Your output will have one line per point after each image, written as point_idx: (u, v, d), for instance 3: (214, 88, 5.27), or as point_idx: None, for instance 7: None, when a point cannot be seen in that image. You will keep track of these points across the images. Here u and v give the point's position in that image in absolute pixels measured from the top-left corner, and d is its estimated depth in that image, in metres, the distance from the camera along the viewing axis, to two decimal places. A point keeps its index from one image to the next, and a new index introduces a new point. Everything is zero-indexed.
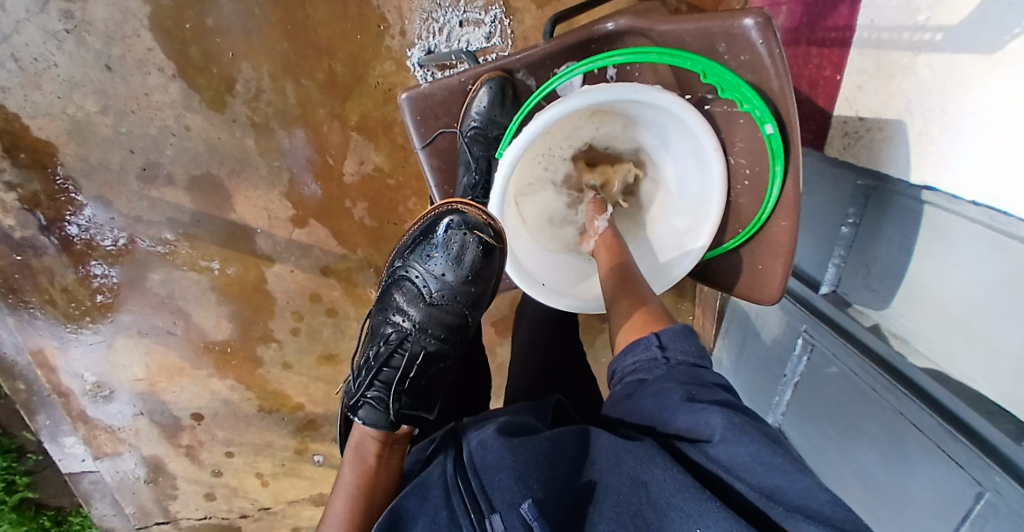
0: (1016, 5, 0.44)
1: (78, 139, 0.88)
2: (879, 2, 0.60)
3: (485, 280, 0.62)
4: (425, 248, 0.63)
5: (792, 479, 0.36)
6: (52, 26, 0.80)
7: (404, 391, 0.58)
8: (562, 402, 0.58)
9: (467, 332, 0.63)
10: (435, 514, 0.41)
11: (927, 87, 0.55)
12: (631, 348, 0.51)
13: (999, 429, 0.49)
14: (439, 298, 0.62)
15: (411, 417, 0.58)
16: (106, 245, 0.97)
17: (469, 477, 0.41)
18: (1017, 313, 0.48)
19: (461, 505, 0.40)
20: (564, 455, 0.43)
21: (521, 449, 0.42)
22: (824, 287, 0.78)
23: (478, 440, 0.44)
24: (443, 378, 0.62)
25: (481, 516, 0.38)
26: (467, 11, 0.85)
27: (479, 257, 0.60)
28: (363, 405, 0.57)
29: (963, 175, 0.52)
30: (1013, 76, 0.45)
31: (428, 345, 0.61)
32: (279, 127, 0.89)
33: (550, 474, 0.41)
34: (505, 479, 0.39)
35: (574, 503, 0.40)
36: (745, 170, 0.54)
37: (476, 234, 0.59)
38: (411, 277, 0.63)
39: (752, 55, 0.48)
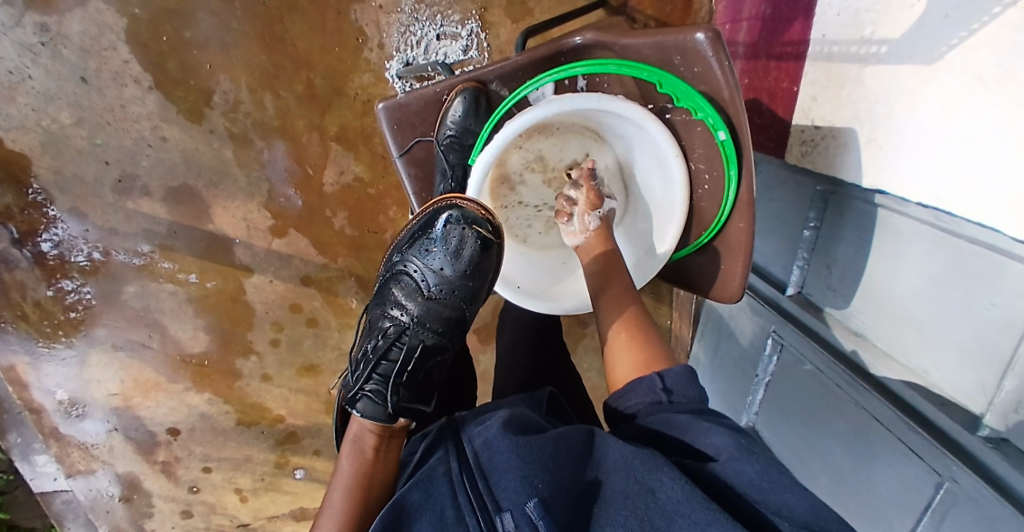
0: (950, 18, 0.47)
1: (52, 152, 0.87)
2: (829, 18, 0.64)
3: (485, 273, 0.61)
4: (423, 242, 0.61)
5: (799, 496, 0.37)
6: (27, 40, 0.80)
7: (403, 384, 0.57)
8: (554, 394, 0.59)
9: (464, 327, 0.62)
10: (442, 512, 0.42)
11: (873, 97, 0.59)
12: (634, 388, 0.51)
13: (954, 418, 0.52)
14: (438, 292, 0.61)
15: (409, 410, 0.56)
16: (78, 261, 0.96)
17: (476, 478, 0.43)
18: (962, 305, 0.52)
19: (467, 504, 0.41)
20: (568, 453, 0.44)
21: (528, 449, 0.43)
22: (791, 288, 0.81)
23: (483, 439, 0.46)
24: (441, 371, 0.61)
25: (488, 516, 0.40)
26: (444, 25, 0.87)
27: (477, 251, 0.59)
28: (361, 398, 0.55)
29: (909, 179, 0.55)
30: (950, 84, 0.49)
31: (426, 338, 0.60)
32: (258, 139, 0.90)
33: (556, 472, 0.42)
34: (512, 481, 0.41)
35: (580, 502, 0.41)
36: (705, 175, 0.57)
37: (475, 229, 0.58)
38: (409, 271, 0.61)
39: (704, 68, 0.51)
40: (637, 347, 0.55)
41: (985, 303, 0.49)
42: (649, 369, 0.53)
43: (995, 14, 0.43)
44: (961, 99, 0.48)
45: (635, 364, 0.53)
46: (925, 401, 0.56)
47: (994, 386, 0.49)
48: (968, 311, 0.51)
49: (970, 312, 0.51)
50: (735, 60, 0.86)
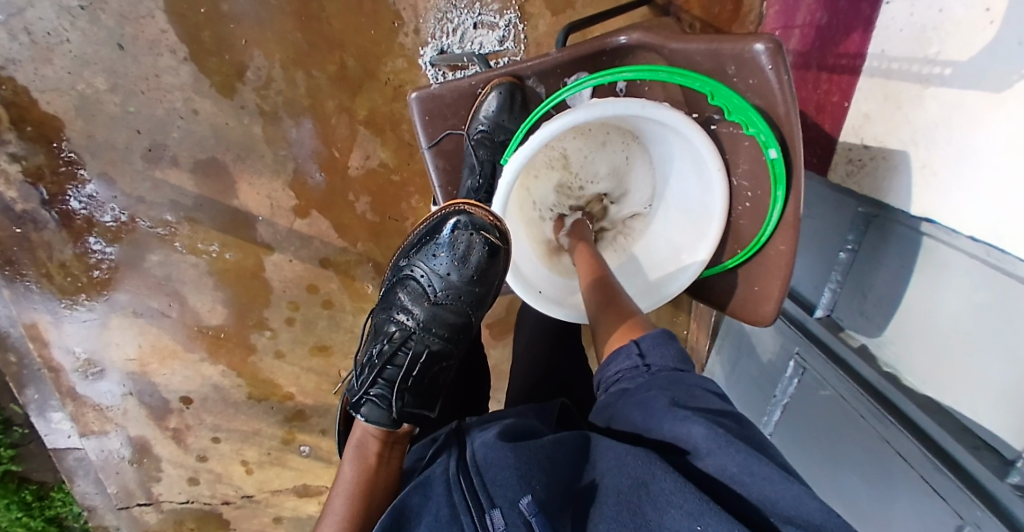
0: None
1: (85, 116, 0.88)
2: (891, 33, 0.60)
3: (491, 279, 0.60)
4: (430, 247, 0.60)
5: (779, 487, 0.36)
6: (67, 2, 0.81)
7: (408, 389, 0.55)
8: (567, 405, 0.57)
9: (470, 333, 0.61)
10: (437, 511, 0.40)
11: (934, 120, 0.55)
12: (613, 358, 0.51)
13: (984, 463, 0.50)
14: (444, 297, 0.60)
15: (413, 416, 0.55)
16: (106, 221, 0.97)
17: (471, 474, 0.41)
18: (1006, 348, 0.50)
19: (461, 502, 0.39)
20: (564, 458, 0.44)
21: (525, 450, 0.42)
22: (818, 311, 0.78)
23: (481, 440, 0.45)
24: (446, 378, 0.59)
25: (482, 513, 0.38)
26: (481, 14, 0.85)
27: (485, 257, 0.58)
28: (366, 402, 0.54)
29: (966, 213, 0.52)
30: (1022, 116, 0.45)
31: (432, 344, 0.59)
32: (287, 117, 0.89)
33: (552, 474, 0.41)
34: (507, 477, 0.39)
35: (572, 502, 0.41)
36: (748, 192, 0.54)
37: (483, 235, 0.57)
38: (415, 275, 0.61)
39: (760, 80, 0.47)
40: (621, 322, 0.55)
41: None
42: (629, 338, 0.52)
43: None
44: None
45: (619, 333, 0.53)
46: (953, 442, 0.54)
47: None
48: (1011, 354, 0.50)
49: (1011, 355, 0.50)
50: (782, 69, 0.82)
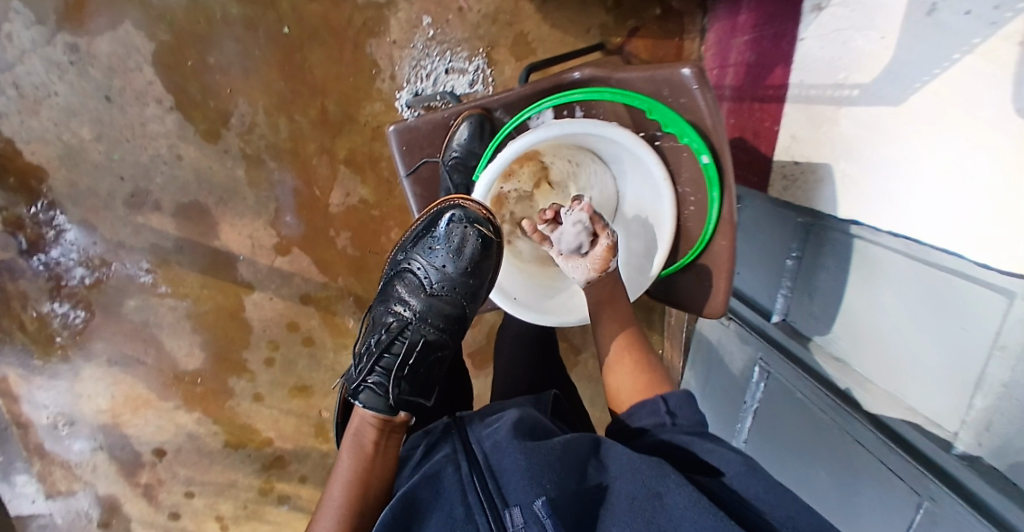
0: (917, 62, 0.53)
1: (69, 165, 0.92)
2: (806, 65, 0.70)
3: (486, 271, 0.61)
4: (427, 240, 0.61)
5: (801, 509, 0.41)
6: (57, 58, 0.86)
7: (404, 378, 0.56)
8: (558, 396, 0.64)
9: (465, 324, 0.62)
10: (451, 509, 0.43)
11: (847, 135, 0.64)
12: (639, 411, 0.54)
13: (931, 438, 0.57)
14: (440, 288, 0.60)
15: (410, 404, 0.56)
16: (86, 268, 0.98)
17: (486, 478, 0.44)
18: (936, 333, 0.58)
19: (476, 502, 0.43)
20: (575, 455, 0.46)
21: (537, 452, 0.44)
22: (775, 316, 0.85)
23: (492, 441, 0.47)
24: (442, 368, 0.60)
25: (498, 515, 0.42)
26: (452, 61, 0.91)
27: (479, 250, 0.60)
28: (364, 390, 0.55)
29: (886, 214, 0.59)
30: (918, 124, 0.54)
31: (428, 334, 0.59)
32: (270, 159, 0.93)
33: (565, 473, 0.44)
34: (519, 481, 0.43)
35: (584, 505, 0.43)
36: (690, 199, 0.60)
37: (477, 227, 0.59)
38: (413, 268, 0.62)
39: (690, 99, 0.56)
40: (640, 373, 0.58)
41: (958, 329, 0.55)
42: (652, 394, 0.56)
43: (955, 60, 0.48)
44: (931, 140, 0.52)
45: (638, 388, 0.57)
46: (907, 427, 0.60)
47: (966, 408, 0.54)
48: (942, 337, 0.57)
49: (941, 339, 0.57)
50: (722, 103, 0.92)
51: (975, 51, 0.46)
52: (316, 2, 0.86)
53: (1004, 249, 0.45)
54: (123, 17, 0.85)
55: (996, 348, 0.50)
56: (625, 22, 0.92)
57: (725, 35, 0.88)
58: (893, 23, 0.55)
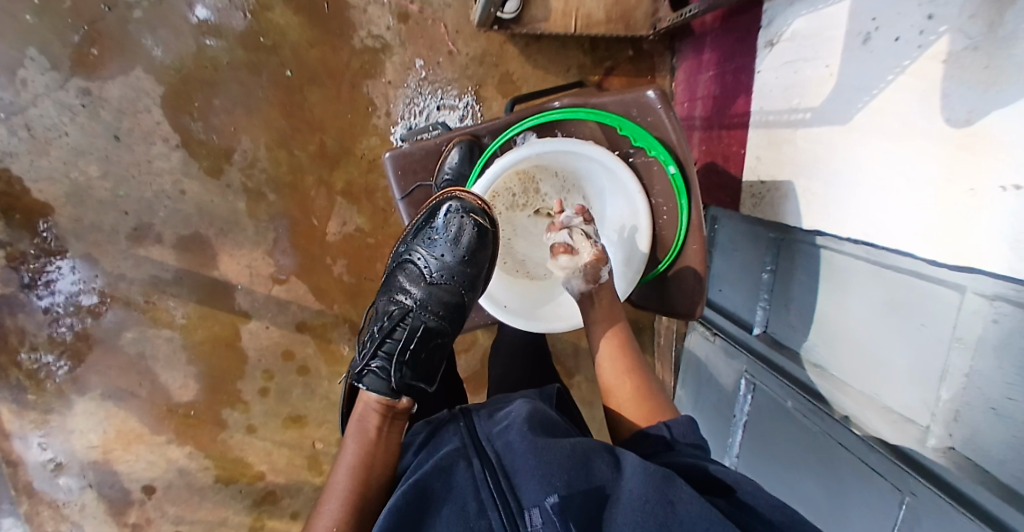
0: (859, 87, 0.60)
1: (75, 201, 0.95)
2: (765, 94, 0.77)
3: (483, 259, 0.64)
4: (427, 232, 0.65)
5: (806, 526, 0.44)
6: (69, 101, 0.91)
7: (406, 363, 0.59)
8: (562, 390, 0.67)
9: (465, 311, 0.65)
10: (463, 504, 0.44)
11: (803, 153, 0.70)
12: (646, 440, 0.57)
13: (908, 433, 0.60)
14: (438, 277, 0.64)
15: (412, 388, 0.59)
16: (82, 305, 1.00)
17: (499, 477, 0.45)
18: (900, 331, 0.62)
19: (489, 499, 0.44)
20: (585, 455, 0.47)
21: (547, 451, 0.45)
22: (757, 328, 0.88)
23: (504, 441, 0.48)
24: (442, 353, 0.63)
25: (511, 514, 0.43)
26: (443, 98, 0.98)
27: (475, 239, 0.63)
28: (367, 374, 0.58)
29: (845, 222, 0.65)
30: (863, 138, 0.61)
31: (428, 320, 0.62)
32: (270, 193, 0.98)
33: (575, 473, 0.45)
34: (531, 481, 0.44)
35: (593, 505, 0.43)
36: (663, 208, 0.67)
37: (473, 217, 0.63)
38: (414, 259, 0.65)
39: (654, 117, 0.64)
40: (642, 399, 0.62)
41: (918, 325, 0.59)
42: (653, 421, 0.60)
43: (889, 81, 0.57)
44: (876, 153, 0.59)
45: (641, 413, 0.61)
46: (887, 428, 0.63)
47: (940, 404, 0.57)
48: (906, 334, 0.61)
49: (906, 336, 0.61)
50: (693, 133, 0.99)
51: (906, 72, 0.54)
52: (316, 47, 0.93)
53: (943, 243, 0.52)
54: (135, 63, 0.91)
55: (953, 338, 0.54)
56: (601, 62, 1.00)
57: (692, 72, 0.96)
58: (834, 51, 0.64)
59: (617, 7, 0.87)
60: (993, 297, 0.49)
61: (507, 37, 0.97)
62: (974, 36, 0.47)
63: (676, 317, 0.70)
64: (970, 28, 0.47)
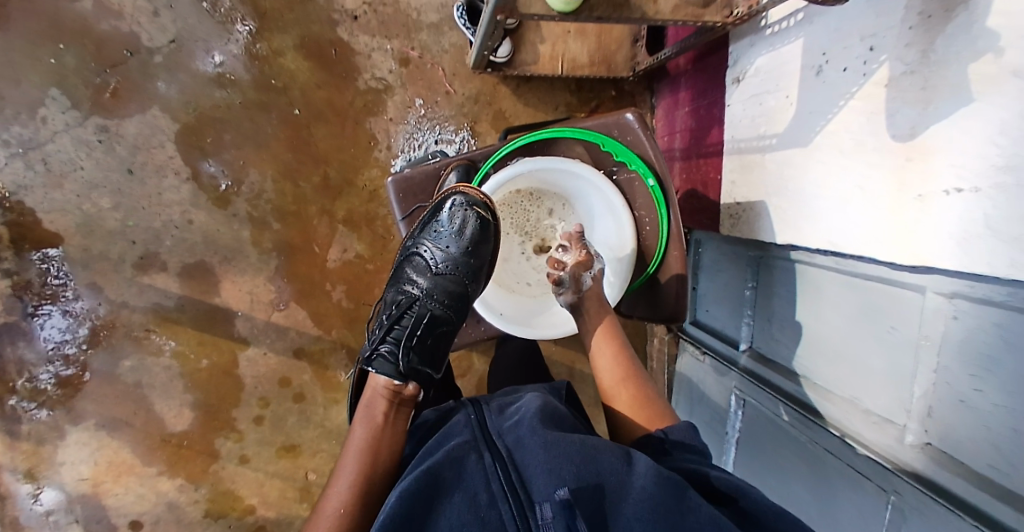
0: (814, 115, 0.69)
1: (84, 232, 0.99)
2: (735, 124, 0.85)
3: (485, 251, 0.68)
4: (432, 226, 0.69)
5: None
6: (87, 137, 0.97)
7: (413, 349, 0.65)
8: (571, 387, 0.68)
9: (468, 300, 0.69)
10: (474, 493, 0.45)
11: (772, 175, 0.77)
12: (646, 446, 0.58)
13: (889, 433, 0.62)
14: (443, 268, 0.68)
15: (418, 373, 0.65)
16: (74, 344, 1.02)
17: (511, 469, 0.47)
18: (873, 334, 0.65)
19: (500, 490, 0.45)
20: (595, 450, 0.48)
21: (558, 445, 0.47)
22: (743, 344, 0.92)
23: (514, 435, 0.50)
24: (447, 338, 0.68)
25: (522, 503, 0.44)
26: (441, 133, 1.05)
27: (478, 231, 0.67)
28: (376, 357, 0.64)
29: (813, 233, 0.71)
30: (821, 158, 0.68)
31: (433, 309, 0.68)
32: (274, 222, 1.03)
33: (585, 466, 0.46)
34: (541, 474, 0.46)
35: (601, 502, 0.45)
36: (646, 219, 0.72)
37: (476, 211, 0.67)
38: (421, 252, 0.69)
39: (634, 136, 0.71)
40: (640, 406, 0.64)
41: (890, 329, 0.63)
42: (655, 427, 0.61)
43: (840, 106, 0.65)
44: (834, 170, 0.66)
45: (640, 419, 0.62)
46: (872, 433, 0.64)
47: (915, 403, 0.59)
48: (878, 338, 0.65)
49: (879, 340, 0.65)
50: (674, 163, 1.06)
51: (855, 97, 0.62)
52: (323, 88, 1.01)
53: (902, 245, 0.57)
54: (152, 103, 0.98)
55: (921, 337, 0.58)
56: (587, 101, 1.08)
57: (670, 109, 1.04)
58: (793, 83, 0.72)
59: (599, 52, 0.94)
60: (952, 295, 0.53)
61: (500, 79, 1.05)
62: (907, 62, 0.55)
63: (665, 321, 0.74)
64: (903, 54, 0.55)
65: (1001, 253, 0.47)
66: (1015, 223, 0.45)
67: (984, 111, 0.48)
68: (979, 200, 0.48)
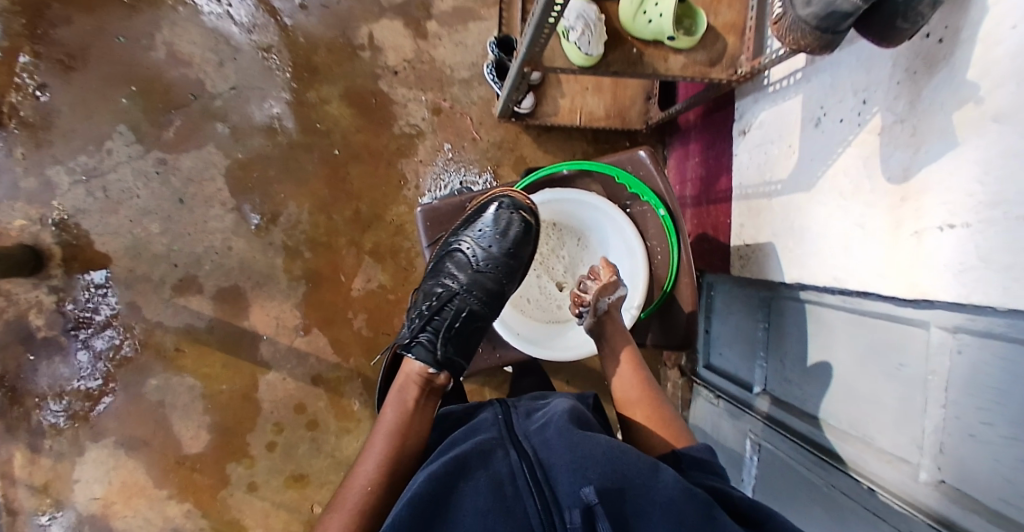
0: (813, 162, 0.74)
1: (132, 254, 1.07)
2: (743, 172, 0.91)
3: (523, 253, 0.74)
4: (477, 225, 0.74)
5: None
6: (146, 169, 1.07)
7: (450, 340, 0.68)
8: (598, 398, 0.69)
9: (503, 300, 0.73)
10: (500, 487, 0.47)
11: (779, 217, 0.82)
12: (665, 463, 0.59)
13: (903, 471, 0.61)
14: (485, 265, 0.73)
15: (453, 364, 0.67)
16: (93, 372, 1.07)
17: (536, 468, 0.48)
18: (883, 371, 0.66)
19: (525, 487, 0.46)
20: (621, 455, 0.48)
21: (584, 449, 0.48)
22: (757, 386, 0.92)
23: (540, 438, 0.52)
24: (480, 335, 0.72)
25: (546, 500, 0.45)
26: (466, 175, 1.13)
27: (520, 233, 0.73)
28: (415, 344, 0.67)
29: (819, 270, 0.74)
30: (823, 201, 0.73)
31: (472, 304, 0.71)
32: (306, 251, 1.10)
33: (610, 468, 0.47)
34: (567, 474, 0.47)
35: (625, 507, 0.45)
36: (658, 249, 0.77)
37: (521, 214, 0.73)
38: (463, 248, 0.74)
39: (646, 171, 0.76)
40: (655, 426, 0.65)
41: (899, 365, 0.63)
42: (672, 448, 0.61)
43: (839, 152, 0.69)
44: (835, 211, 0.70)
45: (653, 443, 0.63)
46: (889, 472, 0.63)
47: (926, 439, 0.59)
48: (887, 374, 0.65)
49: (888, 376, 0.65)
50: (686, 209, 1.12)
51: (852, 144, 0.67)
52: (362, 132, 1.11)
53: (903, 281, 0.60)
54: (207, 140, 1.08)
55: (929, 372, 0.58)
56: (602, 151, 1.16)
57: (681, 159, 1.11)
58: (794, 133, 0.78)
59: (614, 106, 1.02)
60: (955, 329, 0.55)
61: (522, 128, 1.14)
62: (896, 111, 0.60)
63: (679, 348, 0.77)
64: (892, 104, 0.61)
65: (993, 284, 0.49)
66: (1004, 254, 0.47)
67: (968, 153, 0.51)
68: (971, 235, 0.51)
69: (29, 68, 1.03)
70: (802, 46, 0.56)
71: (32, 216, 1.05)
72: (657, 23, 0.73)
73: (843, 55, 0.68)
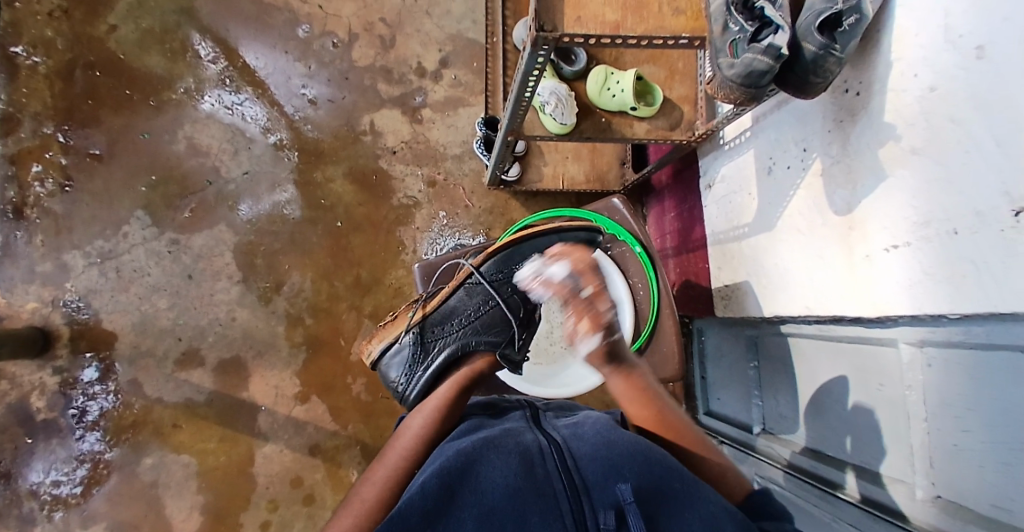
0: (771, 207, 0.82)
1: (138, 330, 1.11)
2: (712, 221, 1.00)
3: None
4: None
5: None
6: (160, 249, 1.14)
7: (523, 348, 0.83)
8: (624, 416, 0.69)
9: None
10: (533, 467, 0.49)
11: (750, 260, 0.89)
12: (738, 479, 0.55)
13: (897, 491, 0.62)
14: None
15: None
16: (85, 461, 1.06)
17: (567, 457, 0.50)
18: (867, 392, 0.68)
19: (555, 471, 0.48)
20: (656, 459, 0.50)
21: (616, 447, 0.51)
22: (756, 426, 0.94)
23: (573, 435, 0.55)
24: None
25: (577, 487, 0.47)
26: (460, 237, 1.21)
27: None
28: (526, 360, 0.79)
29: (789, 301, 0.80)
30: (783, 238, 0.80)
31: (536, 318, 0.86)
32: (308, 318, 1.14)
33: (644, 467, 0.48)
34: (601, 467, 0.49)
35: (654, 506, 0.46)
36: (638, 285, 0.87)
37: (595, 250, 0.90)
38: None
39: (620, 216, 0.88)
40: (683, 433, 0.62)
41: (878, 386, 0.66)
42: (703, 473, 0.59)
43: (791, 196, 0.77)
44: (795, 245, 0.77)
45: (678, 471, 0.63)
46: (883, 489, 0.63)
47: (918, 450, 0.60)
48: (868, 389, 0.68)
49: (869, 394, 0.68)
50: (669, 260, 1.20)
51: (801, 188, 0.75)
52: (363, 206, 1.20)
53: (863, 302, 0.65)
54: (220, 220, 1.16)
55: (906, 388, 0.61)
56: None
57: (659, 215, 1.21)
58: (751, 182, 0.87)
59: (593, 171, 1.12)
60: (922, 343, 0.58)
61: (511, 195, 1.24)
62: (832, 154, 0.69)
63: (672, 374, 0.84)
64: (827, 149, 0.69)
65: (940, 292, 0.53)
66: (943, 266, 0.53)
67: (898, 185, 0.58)
68: (913, 252, 0.57)
69: (42, 176, 1.13)
70: (732, 99, 0.66)
71: (44, 298, 1.10)
72: (621, 96, 0.85)
73: (782, 114, 0.78)
